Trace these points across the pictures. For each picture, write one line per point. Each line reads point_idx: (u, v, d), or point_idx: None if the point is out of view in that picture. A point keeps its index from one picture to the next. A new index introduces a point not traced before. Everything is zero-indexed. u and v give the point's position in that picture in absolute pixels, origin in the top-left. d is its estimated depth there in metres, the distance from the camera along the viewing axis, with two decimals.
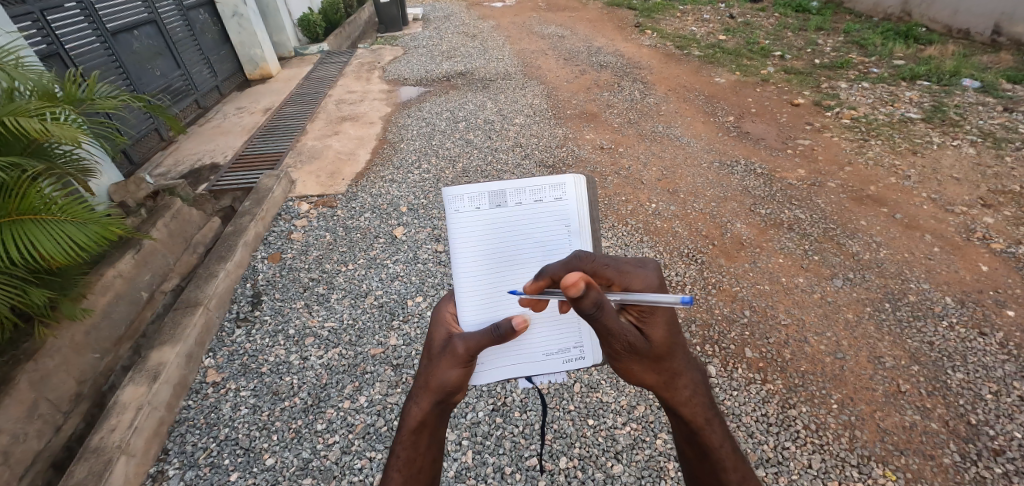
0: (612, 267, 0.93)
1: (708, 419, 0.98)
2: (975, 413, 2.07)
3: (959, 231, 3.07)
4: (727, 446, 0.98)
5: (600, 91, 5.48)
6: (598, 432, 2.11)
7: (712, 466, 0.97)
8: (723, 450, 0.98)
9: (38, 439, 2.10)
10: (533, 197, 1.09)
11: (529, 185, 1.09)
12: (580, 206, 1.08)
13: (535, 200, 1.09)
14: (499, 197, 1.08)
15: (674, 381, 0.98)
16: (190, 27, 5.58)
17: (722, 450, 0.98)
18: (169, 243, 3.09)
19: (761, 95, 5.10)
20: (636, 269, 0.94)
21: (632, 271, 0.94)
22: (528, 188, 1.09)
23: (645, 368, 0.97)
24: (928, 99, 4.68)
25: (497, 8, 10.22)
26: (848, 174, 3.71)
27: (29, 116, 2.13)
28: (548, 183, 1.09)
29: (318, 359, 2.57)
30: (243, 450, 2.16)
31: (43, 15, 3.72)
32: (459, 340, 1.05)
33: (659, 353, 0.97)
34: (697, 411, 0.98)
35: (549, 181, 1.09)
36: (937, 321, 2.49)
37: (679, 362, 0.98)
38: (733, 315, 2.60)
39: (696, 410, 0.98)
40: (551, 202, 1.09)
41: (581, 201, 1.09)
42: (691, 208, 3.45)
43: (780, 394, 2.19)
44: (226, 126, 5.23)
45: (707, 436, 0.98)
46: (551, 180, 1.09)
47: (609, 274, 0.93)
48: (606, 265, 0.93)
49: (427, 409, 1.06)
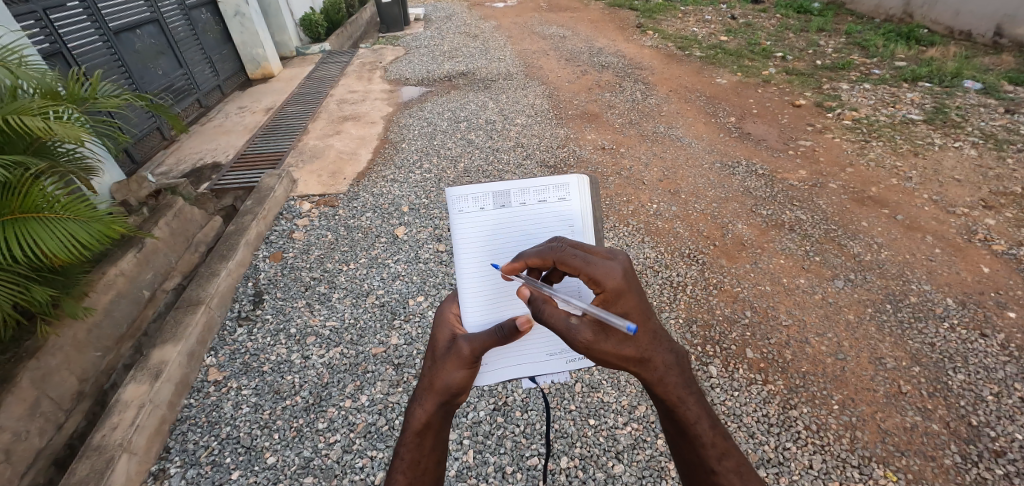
0: (578, 258, 0.93)
1: (682, 396, 0.97)
2: (977, 415, 2.07)
3: (961, 233, 3.07)
4: (705, 421, 0.97)
5: (602, 91, 5.49)
6: (598, 432, 2.11)
7: (692, 442, 0.97)
8: (701, 426, 0.96)
9: (40, 437, 2.11)
10: (537, 197, 1.10)
11: (533, 185, 1.09)
12: (584, 206, 1.08)
13: (539, 200, 1.09)
14: (503, 197, 1.09)
15: (644, 363, 0.97)
16: (192, 27, 5.59)
17: (700, 425, 0.97)
18: (171, 242, 3.10)
19: (762, 96, 5.10)
20: (603, 261, 0.93)
21: (598, 263, 0.93)
22: (532, 188, 1.09)
23: (611, 355, 0.96)
24: (929, 100, 4.68)
25: (499, 8, 10.23)
26: (849, 175, 3.71)
27: (32, 115, 2.13)
28: (552, 183, 1.09)
29: (319, 358, 2.57)
30: (244, 449, 2.16)
31: (46, 14, 3.73)
32: (464, 341, 1.06)
33: (623, 336, 0.96)
34: (671, 389, 0.97)
35: (553, 181, 1.09)
36: (938, 323, 2.49)
37: (645, 343, 0.97)
38: (734, 316, 2.60)
39: (669, 388, 0.97)
40: (555, 202, 1.09)
41: (586, 201, 1.08)
42: (693, 209, 3.46)
43: (781, 394, 2.20)
44: (228, 125, 5.23)
45: (684, 413, 0.98)
46: (556, 180, 1.09)
47: (575, 265, 0.93)
48: (572, 256, 0.93)
49: (431, 411, 1.06)
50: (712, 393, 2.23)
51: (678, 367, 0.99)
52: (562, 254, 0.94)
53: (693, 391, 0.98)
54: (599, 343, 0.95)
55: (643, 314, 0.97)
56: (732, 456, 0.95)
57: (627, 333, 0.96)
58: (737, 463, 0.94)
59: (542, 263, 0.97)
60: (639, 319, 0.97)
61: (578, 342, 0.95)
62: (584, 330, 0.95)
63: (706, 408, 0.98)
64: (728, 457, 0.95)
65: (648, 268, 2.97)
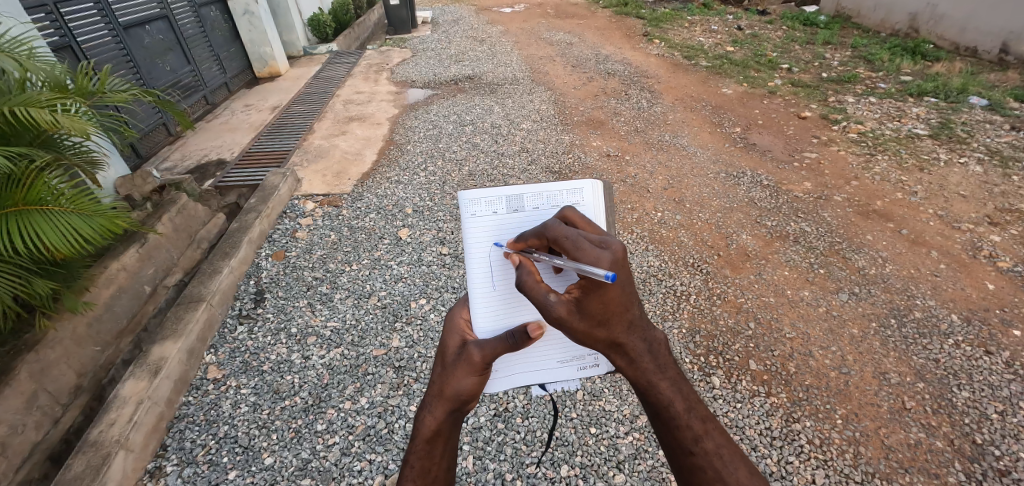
0: (570, 239, 0.89)
1: (654, 381, 0.95)
2: (980, 433, 2.06)
3: (966, 249, 3.06)
4: (679, 404, 0.94)
5: (607, 99, 5.50)
6: (600, 441, 2.09)
7: (666, 424, 0.94)
8: (675, 409, 0.94)
9: (37, 431, 2.10)
10: (551, 201, 1.09)
11: (547, 189, 1.09)
12: (598, 211, 1.09)
13: (552, 205, 1.09)
14: (517, 201, 1.09)
15: (615, 347, 0.95)
16: (201, 24, 5.61)
17: (675, 407, 0.94)
18: (173, 238, 3.09)
19: (768, 107, 5.11)
20: (594, 249, 0.87)
21: (589, 251, 0.87)
22: (545, 193, 1.09)
23: (581, 335, 0.93)
24: (934, 115, 4.69)
25: (506, 13, 10.27)
26: (854, 188, 3.71)
27: (40, 108, 2.13)
28: (566, 188, 1.09)
29: (320, 358, 2.56)
30: (242, 449, 2.15)
31: (57, 8, 3.75)
32: (475, 348, 1.05)
33: (597, 321, 0.92)
34: (643, 373, 0.95)
35: (567, 185, 1.09)
36: (943, 339, 2.47)
37: (618, 328, 0.93)
38: (738, 327, 2.59)
39: (640, 372, 0.95)
40: (568, 207, 1.09)
41: (599, 206, 1.09)
42: (697, 218, 3.45)
43: (785, 407, 2.18)
44: (233, 122, 5.24)
45: (657, 396, 0.95)
46: (570, 185, 1.09)
47: (566, 246, 0.89)
48: (566, 236, 0.90)
49: (442, 418, 1.06)
50: (715, 404, 2.21)
51: (653, 353, 0.95)
52: (558, 233, 0.91)
53: (669, 376, 0.95)
54: (572, 320, 0.91)
55: (620, 303, 0.93)
56: (710, 437, 0.92)
57: (600, 317, 0.92)
58: (716, 445, 0.91)
59: (541, 242, 0.98)
60: (615, 307, 0.92)
61: (552, 317, 0.92)
62: (560, 305, 0.91)
63: (683, 392, 0.95)
64: (707, 439, 0.92)
65: (652, 277, 2.96)
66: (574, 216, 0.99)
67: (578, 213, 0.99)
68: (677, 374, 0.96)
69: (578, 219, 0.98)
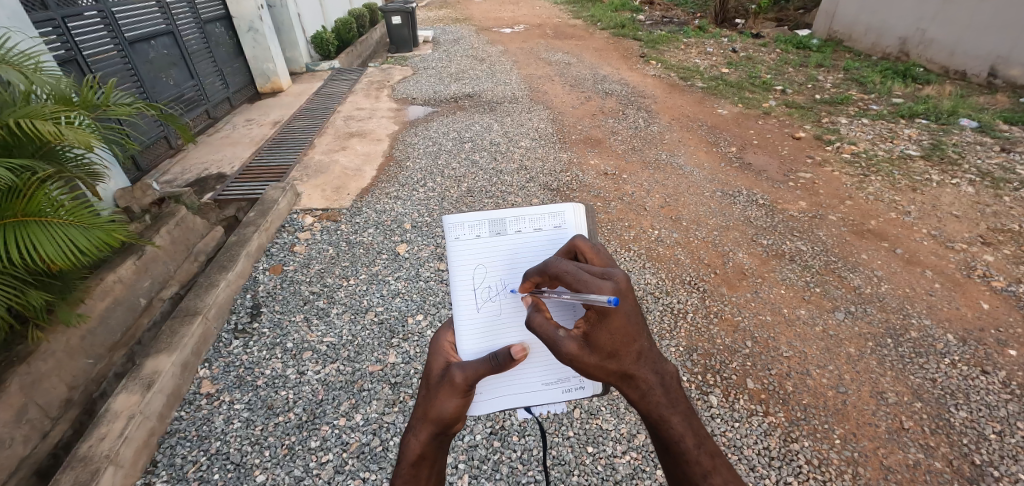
0: (571, 273, 0.94)
1: (665, 415, 0.96)
2: (979, 453, 2.05)
3: (960, 268, 3.09)
4: (689, 440, 0.95)
5: (605, 118, 5.59)
6: (598, 460, 2.07)
7: (676, 459, 0.95)
8: (685, 444, 0.95)
9: (24, 444, 2.06)
10: (532, 225, 1.17)
11: (529, 214, 1.17)
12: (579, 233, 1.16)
13: (535, 228, 1.17)
14: (499, 225, 1.16)
15: (626, 379, 0.96)
16: (206, 40, 5.71)
17: (684, 443, 0.95)
18: (172, 250, 3.10)
19: (762, 127, 5.20)
20: (596, 281, 0.92)
21: (589, 281, 0.92)
22: (527, 217, 1.17)
23: (593, 370, 0.95)
24: (927, 137, 4.77)
25: (506, 34, 10.48)
26: (849, 207, 3.76)
27: (44, 119, 2.15)
28: (546, 212, 1.17)
29: (315, 374, 2.54)
30: (233, 466, 2.11)
31: (64, 22, 3.82)
32: (456, 369, 1.05)
33: (605, 353, 0.95)
34: (653, 407, 0.96)
35: (548, 210, 1.17)
36: (939, 358, 2.48)
37: (627, 360, 0.95)
38: (735, 345, 2.59)
39: (651, 406, 0.96)
40: (550, 229, 1.16)
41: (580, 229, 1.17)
42: (694, 236, 3.48)
43: (782, 427, 2.17)
44: (234, 137, 5.29)
45: (667, 431, 0.96)
46: (551, 209, 1.17)
47: (568, 280, 0.94)
48: (567, 271, 0.95)
49: (426, 441, 1.07)
50: (713, 423, 2.19)
51: (665, 386, 0.96)
52: (559, 268, 0.97)
53: (679, 410, 0.96)
54: (583, 356, 0.94)
55: (628, 335, 0.95)
56: (719, 474, 0.92)
57: (609, 349, 0.95)
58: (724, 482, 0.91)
59: (544, 279, 1.03)
60: (623, 339, 0.95)
61: (564, 353, 0.95)
62: (570, 342, 0.95)
63: (693, 427, 0.96)
64: (715, 474, 0.91)
65: (649, 294, 2.96)
66: (582, 246, 1.06)
67: (586, 243, 1.07)
68: (687, 408, 0.97)
69: (586, 249, 1.06)
